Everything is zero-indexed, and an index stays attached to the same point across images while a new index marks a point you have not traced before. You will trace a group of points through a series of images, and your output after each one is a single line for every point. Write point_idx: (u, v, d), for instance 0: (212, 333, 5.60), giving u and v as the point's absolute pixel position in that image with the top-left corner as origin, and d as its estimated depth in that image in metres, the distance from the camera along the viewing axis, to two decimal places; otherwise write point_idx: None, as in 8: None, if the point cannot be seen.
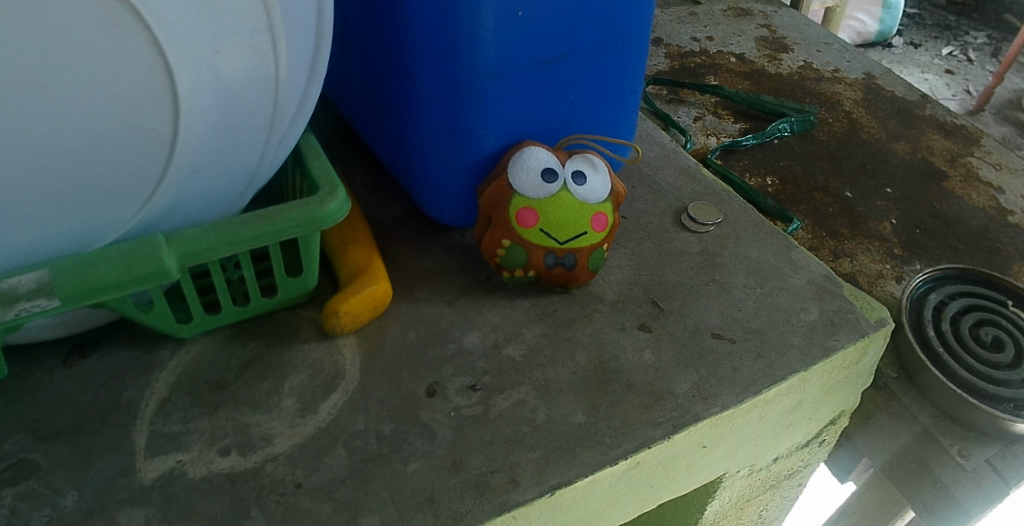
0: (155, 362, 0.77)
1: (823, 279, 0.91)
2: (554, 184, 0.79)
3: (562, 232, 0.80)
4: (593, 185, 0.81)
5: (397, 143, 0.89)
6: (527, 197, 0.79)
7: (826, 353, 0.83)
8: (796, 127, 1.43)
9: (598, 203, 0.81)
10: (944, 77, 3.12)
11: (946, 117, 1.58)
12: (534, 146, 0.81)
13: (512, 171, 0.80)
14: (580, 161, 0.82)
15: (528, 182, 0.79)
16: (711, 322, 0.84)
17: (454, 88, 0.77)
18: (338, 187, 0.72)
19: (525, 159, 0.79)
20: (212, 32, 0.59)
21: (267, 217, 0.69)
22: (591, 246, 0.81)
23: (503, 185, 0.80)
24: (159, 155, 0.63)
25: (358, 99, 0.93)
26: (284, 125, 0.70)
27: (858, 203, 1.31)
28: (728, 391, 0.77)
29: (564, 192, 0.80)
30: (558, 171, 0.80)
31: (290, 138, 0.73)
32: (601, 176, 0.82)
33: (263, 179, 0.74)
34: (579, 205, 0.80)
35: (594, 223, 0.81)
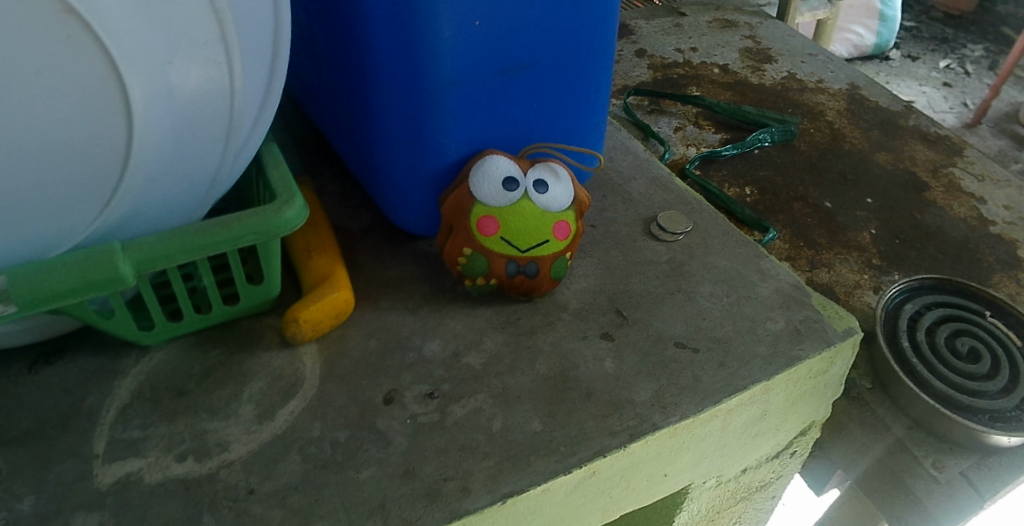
0: (116, 368, 0.77)
1: (791, 288, 0.91)
2: (515, 192, 0.79)
3: (523, 241, 0.80)
4: (555, 193, 0.81)
5: (363, 152, 0.89)
6: (488, 205, 0.79)
7: (791, 362, 0.83)
8: (777, 138, 1.43)
9: (560, 211, 0.81)
10: (942, 89, 3.11)
11: (930, 127, 1.58)
12: (496, 155, 0.81)
13: (473, 180, 0.80)
14: (543, 170, 0.82)
15: (489, 190, 0.79)
16: (674, 331, 0.83)
17: (414, 97, 0.77)
18: (295, 195, 0.72)
19: (486, 167, 0.80)
20: (164, 42, 0.59)
21: (225, 225, 0.69)
22: (553, 254, 0.81)
23: (464, 194, 0.80)
24: (115, 165, 0.63)
25: (327, 108, 0.94)
26: (242, 133, 0.70)
27: (837, 213, 1.31)
28: (688, 400, 0.77)
29: (526, 201, 0.80)
30: (519, 179, 0.80)
31: (250, 147, 0.73)
32: (564, 185, 0.82)
33: (223, 188, 0.74)
34: (541, 213, 0.80)
35: (556, 231, 0.81)
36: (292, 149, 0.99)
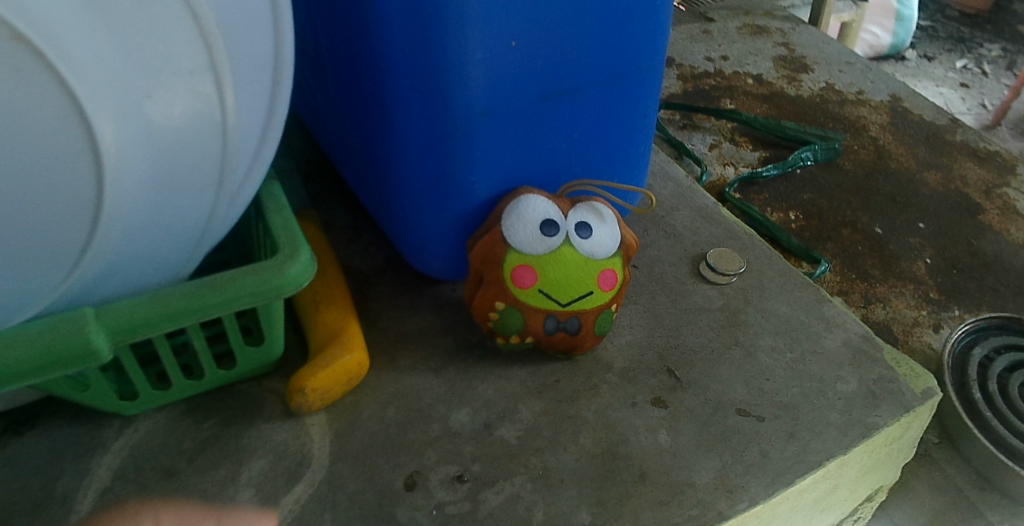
0: (95, 442, 0.66)
1: (860, 340, 0.81)
2: (556, 237, 0.69)
3: (564, 293, 0.69)
4: (600, 238, 0.70)
5: (378, 186, 0.78)
6: (524, 253, 0.69)
7: (867, 432, 0.72)
8: (819, 156, 1.32)
9: (606, 258, 0.71)
10: (960, 91, 2.93)
11: (979, 143, 1.47)
12: (532, 194, 0.70)
13: (506, 224, 0.69)
14: (585, 211, 0.71)
15: (525, 236, 0.69)
16: (735, 396, 0.73)
17: (438, 129, 0.66)
18: (299, 248, 0.61)
19: (521, 209, 0.69)
20: (139, 72, 0.49)
21: (216, 286, 0.59)
22: (597, 307, 0.71)
23: (496, 240, 0.69)
24: (84, 222, 0.52)
25: (336, 134, 0.83)
26: (238, 175, 0.59)
27: (888, 241, 1.20)
28: (756, 482, 0.66)
29: (567, 247, 0.69)
30: (559, 222, 0.69)
31: (247, 189, 0.62)
32: (610, 228, 0.71)
33: (216, 238, 0.63)
34: (584, 261, 0.69)
35: (601, 282, 0.70)
36: (298, 177, 0.89)
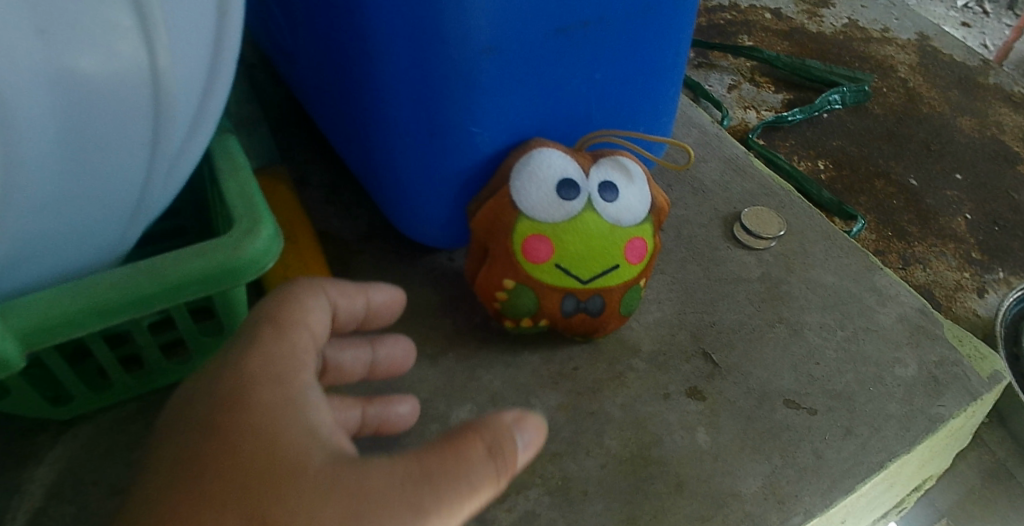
0: (30, 454, 0.56)
1: (917, 315, 0.69)
2: (576, 202, 0.57)
3: (586, 268, 0.58)
4: (628, 200, 0.58)
5: (359, 138, 0.66)
6: (538, 220, 0.57)
7: (932, 426, 0.61)
8: (848, 99, 1.19)
9: (634, 225, 0.59)
10: None
11: (1013, 86, 1.35)
12: (546, 147, 0.58)
13: (517, 185, 0.57)
14: (610, 168, 0.59)
15: (539, 200, 0.57)
16: (782, 384, 0.62)
17: (432, 71, 0.53)
18: (261, 222, 0.49)
19: (534, 166, 0.57)
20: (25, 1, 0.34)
21: (156, 271, 0.46)
22: (624, 283, 0.59)
23: (505, 205, 0.57)
24: None
25: (310, 74, 0.70)
26: (180, 134, 0.46)
27: (925, 194, 1.09)
28: (812, 490, 0.56)
29: (590, 213, 0.57)
30: (579, 182, 0.57)
31: (193, 148, 0.49)
32: (639, 188, 0.59)
33: (157, 209, 0.50)
34: (610, 230, 0.58)
35: (629, 253, 0.59)
36: (267, 126, 0.76)
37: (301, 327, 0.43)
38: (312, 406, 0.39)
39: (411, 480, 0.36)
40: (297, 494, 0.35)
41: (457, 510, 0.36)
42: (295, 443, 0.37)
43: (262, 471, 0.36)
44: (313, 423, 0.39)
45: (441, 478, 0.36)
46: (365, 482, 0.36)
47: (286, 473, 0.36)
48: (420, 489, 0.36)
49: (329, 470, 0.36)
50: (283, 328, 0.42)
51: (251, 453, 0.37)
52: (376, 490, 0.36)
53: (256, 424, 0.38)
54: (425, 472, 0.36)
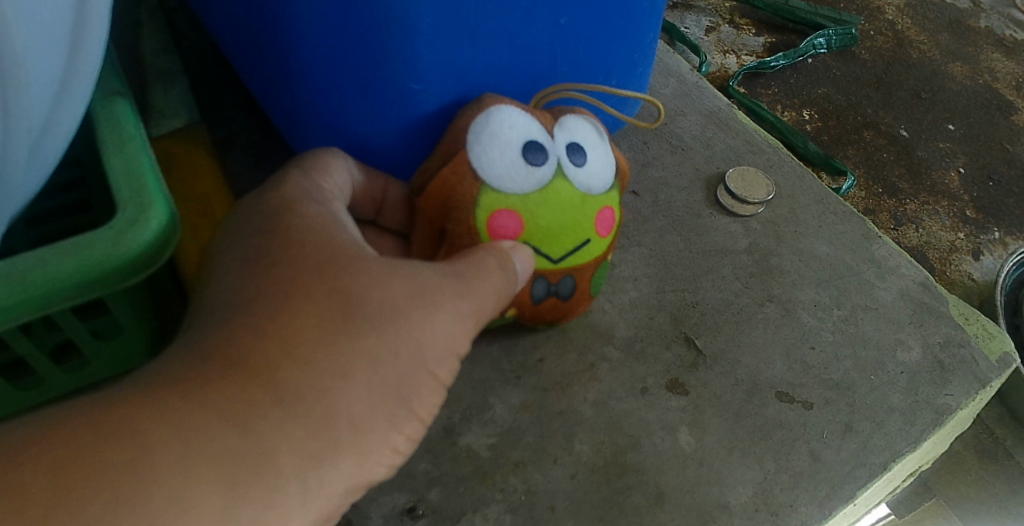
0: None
1: (920, 289, 0.63)
2: (545, 167, 0.48)
3: (557, 245, 0.49)
4: (595, 163, 0.50)
5: (287, 92, 0.56)
6: (503, 190, 0.47)
7: (939, 419, 0.56)
8: (834, 43, 1.10)
9: (604, 192, 0.51)
10: None
11: (1005, 30, 1.27)
12: (502, 106, 0.49)
13: (475, 151, 0.47)
14: (575, 127, 0.50)
15: (504, 166, 0.47)
16: (774, 374, 0.55)
17: (362, 15, 0.44)
18: (149, 208, 0.40)
19: (494, 129, 0.48)
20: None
21: (17, 279, 0.37)
22: (595, 260, 0.52)
23: (463, 175, 0.47)
24: None
25: (228, 17, 0.60)
26: (38, 99, 0.36)
27: (916, 146, 1.02)
28: (808, 499, 0.50)
29: (561, 179, 0.48)
30: (546, 144, 0.48)
31: (63, 117, 0.39)
32: (603, 149, 0.52)
33: (24, 195, 0.40)
34: (583, 199, 0.49)
35: (600, 225, 0.50)
36: (182, 79, 0.66)
37: (327, 176, 0.45)
38: (344, 225, 0.41)
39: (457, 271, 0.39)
40: (370, 284, 0.37)
41: (484, 290, 0.40)
42: (355, 248, 0.38)
43: (333, 260, 0.37)
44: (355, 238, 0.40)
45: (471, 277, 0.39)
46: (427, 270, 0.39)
47: (360, 264, 0.37)
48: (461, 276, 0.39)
49: (395, 263, 0.38)
50: (320, 172, 0.44)
51: (318, 253, 0.37)
52: (440, 278, 0.38)
53: (315, 228, 0.39)
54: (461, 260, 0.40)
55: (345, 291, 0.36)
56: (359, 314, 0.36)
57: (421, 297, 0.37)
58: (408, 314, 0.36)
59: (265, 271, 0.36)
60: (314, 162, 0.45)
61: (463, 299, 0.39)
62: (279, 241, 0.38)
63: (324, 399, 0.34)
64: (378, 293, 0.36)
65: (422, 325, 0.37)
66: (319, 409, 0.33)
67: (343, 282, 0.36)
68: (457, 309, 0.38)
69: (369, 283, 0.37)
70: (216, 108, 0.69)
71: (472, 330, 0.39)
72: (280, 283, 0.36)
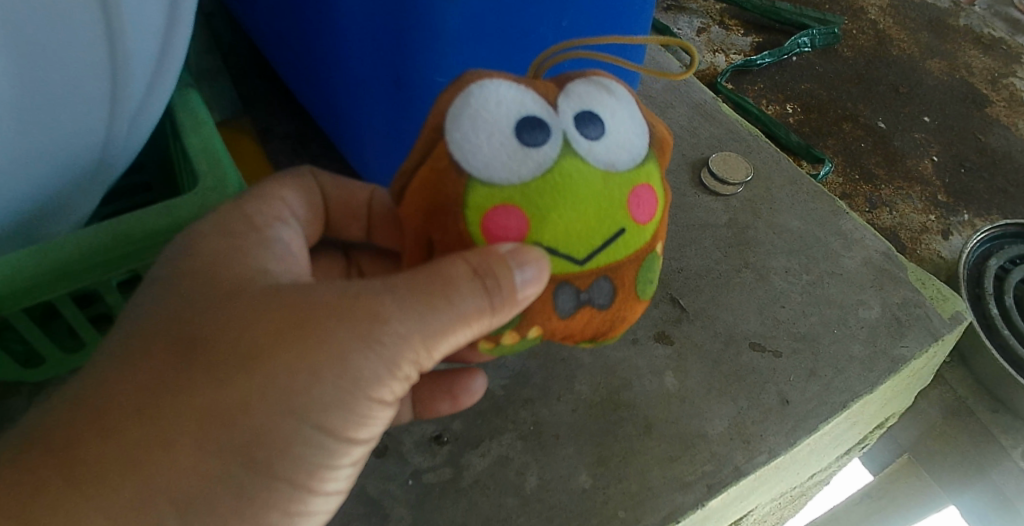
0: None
1: (882, 258, 0.72)
2: (547, 147, 0.38)
3: (582, 244, 0.38)
4: (620, 133, 0.40)
5: (330, 84, 0.67)
6: (501, 180, 0.38)
7: (894, 367, 0.64)
8: (817, 42, 1.19)
9: (636, 167, 0.40)
10: None
11: (983, 28, 1.35)
12: (488, 79, 0.39)
13: (455, 139, 0.38)
14: (583, 92, 0.40)
15: (496, 149, 0.38)
16: (748, 327, 0.64)
17: (398, 18, 0.54)
18: (226, 181, 0.49)
19: (476, 108, 0.38)
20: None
21: (120, 234, 0.46)
22: (635, 256, 0.40)
23: (444, 169, 0.38)
24: None
25: (275, 21, 0.69)
26: (138, 89, 0.45)
27: (892, 136, 1.10)
28: (775, 430, 0.58)
29: (574, 156, 0.38)
30: (547, 117, 0.38)
31: (155, 105, 0.48)
32: (626, 112, 0.41)
33: (118, 170, 0.49)
34: (605, 179, 0.39)
35: (637, 208, 0.39)
36: (227, 78, 0.75)
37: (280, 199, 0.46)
38: (264, 255, 0.42)
39: (351, 301, 0.38)
40: (214, 332, 0.38)
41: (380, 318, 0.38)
42: (244, 283, 0.39)
43: (194, 311, 0.39)
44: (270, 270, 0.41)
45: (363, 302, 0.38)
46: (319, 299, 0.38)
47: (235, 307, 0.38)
48: (343, 306, 0.38)
49: (276, 299, 0.38)
50: (260, 203, 0.45)
51: (201, 297, 0.39)
52: (325, 312, 0.38)
53: (221, 267, 0.41)
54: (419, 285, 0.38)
55: (188, 343, 0.38)
56: (215, 360, 0.37)
57: (288, 338, 0.37)
58: (265, 358, 0.37)
59: (149, 318, 0.39)
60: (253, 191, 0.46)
61: (343, 335, 0.37)
62: (169, 283, 0.40)
63: (127, 470, 0.36)
64: (227, 341, 0.37)
65: (283, 370, 0.37)
66: (120, 480, 0.36)
67: (203, 330, 0.38)
68: (343, 352, 0.37)
69: (234, 329, 0.38)
70: (256, 103, 0.78)
71: (347, 372, 0.38)
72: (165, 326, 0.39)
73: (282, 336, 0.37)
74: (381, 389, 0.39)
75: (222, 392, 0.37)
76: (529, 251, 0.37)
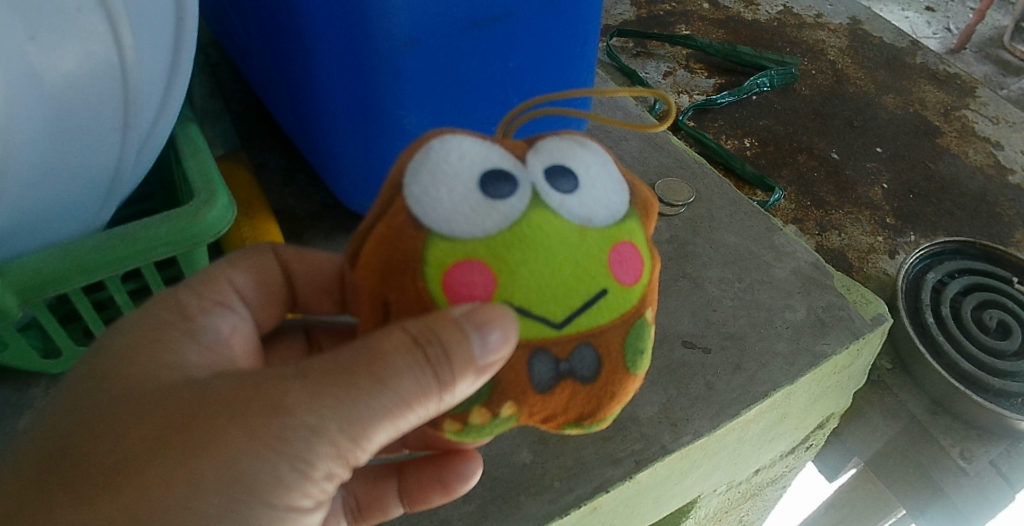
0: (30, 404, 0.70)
1: (810, 268, 0.79)
2: (514, 200, 0.41)
3: (559, 304, 0.41)
4: (594, 189, 0.43)
5: (310, 124, 0.78)
6: (464, 235, 0.41)
7: (815, 361, 0.71)
8: (776, 82, 1.29)
9: (614, 225, 0.43)
10: (924, 13, 2.11)
11: (938, 65, 1.44)
12: (453, 136, 0.43)
13: (415, 192, 0.42)
14: (551, 150, 0.44)
15: (457, 203, 0.41)
16: (681, 328, 0.72)
17: (362, 63, 0.65)
18: (216, 194, 0.62)
19: (434, 162, 0.42)
20: (21, 14, 0.48)
21: (127, 237, 0.59)
22: (619, 319, 0.43)
23: (402, 224, 0.42)
24: (14, 180, 0.53)
25: (267, 70, 0.80)
26: (150, 120, 0.61)
27: (845, 166, 1.18)
28: (701, 414, 0.66)
29: (543, 210, 0.41)
30: (514, 171, 0.42)
31: (160, 130, 0.63)
32: (598, 169, 0.44)
33: (131, 184, 0.63)
34: (578, 234, 0.42)
35: (617, 267, 0.42)
36: (227, 120, 0.85)
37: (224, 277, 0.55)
38: (185, 346, 0.48)
39: (241, 404, 0.43)
40: (107, 445, 0.43)
41: (258, 431, 0.42)
42: (146, 382, 0.45)
43: (94, 420, 0.44)
44: (187, 362, 0.47)
45: (250, 412, 0.42)
46: (207, 401, 0.43)
47: (131, 412, 0.44)
48: (225, 417, 0.42)
49: (166, 402, 0.44)
50: (204, 288, 0.53)
51: (98, 406, 0.45)
52: (209, 417, 0.43)
53: (130, 365, 0.46)
54: (323, 379, 0.43)
55: (78, 455, 0.43)
56: (90, 476, 0.42)
57: (174, 446, 0.42)
58: (140, 471, 0.42)
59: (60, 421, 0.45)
60: (198, 279, 0.53)
61: (219, 448, 0.42)
62: (82, 383, 0.47)
63: None
64: (117, 451, 0.43)
65: (159, 484, 0.42)
66: None
67: (93, 443, 0.43)
68: (235, 458, 0.42)
69: (123, 438, 0.43)
70: (254, 143, 0.89)
71: (230, 482, 0.43)
72: (59, 435, 0.44)
73: (164, 446, 0.42)
74: (277, 492, 0.44)
75: (95, 510, 0.42)
76: (490, 309, 0.40)
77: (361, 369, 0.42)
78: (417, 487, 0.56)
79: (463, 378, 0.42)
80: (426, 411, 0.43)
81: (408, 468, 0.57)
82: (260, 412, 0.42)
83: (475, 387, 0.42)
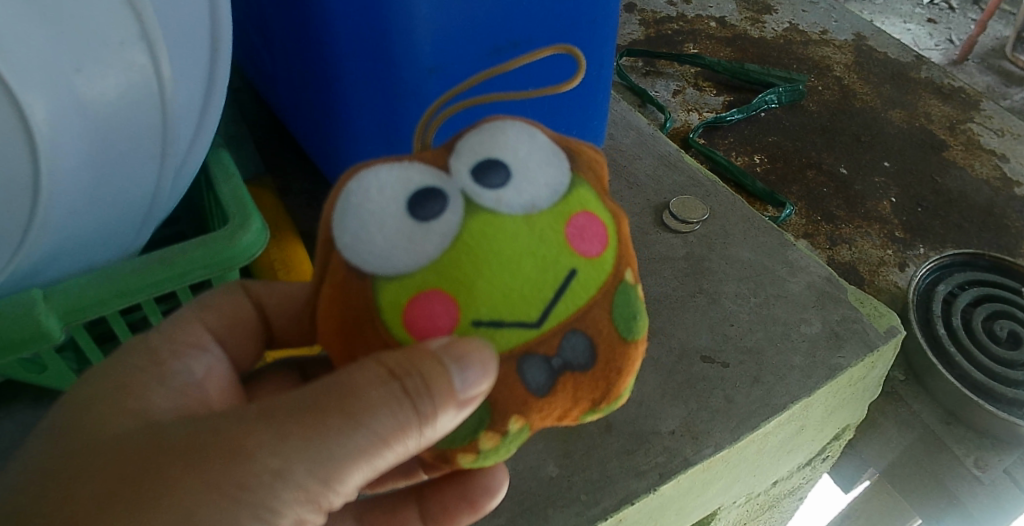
0: None
1: (824, 282, 0.81)
2: (450, 216, 0.43)
3: (529, 304, 0.43)
4: (529, 171, 0.44)
5: (334, 148, 0.80)
6: (410, 267, 0.43)
7: (832, 373, 0.72)
8: (783, 98, 1.31)
9: (563, 199, 0.44)
10: (927, 26, 2.13)
11: (943, 78, 1.46)
12: (363, 171, 0.44)
13: (346, 241, 0.43)
14: (468, 149, 0.44)
15: (392, 237, 0.42)
16: (700, 343, 0.74)
17: (389, 89, 0.67)
18: (250, 217, 0.64)
19: (357, 205, 0.43)
20: (68, 49, 0.50)
21: (164, 262, 0.61)
22: (597, 294, 0.44)
23: (344, 278, 0.43)
24: (63, 205, 0.55)
25: (292, 97, 0.83)
26: (187, 143, 0.63)
27: (854, 180, 1.20)
28: (722, 427, 0.68)
29: (482, 214, 0.43)
30: (439, 185, 0.43)
31: (195, 154, 0.66)
32: (526, 148, 0.45)
33: (166, 211, 0.66)
34: (530, 226, 0.43)
35: (579, 242, 0.44)
36: (251, 144, 0.88)
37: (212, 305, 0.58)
38: (154, 390, 0.51)
39: (200, 450, 0.44)
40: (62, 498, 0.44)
41: (212, 478, 0.43)
42: (97, 433, 0.47)
43: (57, 473, 0.46)
44: (155, 403, 0.50)
45: (203, 460, 0.44)
46: (164, 446, 0.45)
47: (96, 462, 0.45)
48: (178, 463, 0.44)
49: (125, 449, 0.45)
50: (177, 332, 0.56)
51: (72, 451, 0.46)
52: (165, 465, 0.44)
53: (104, 409, 0.48)
54: (285, 421, 0.44)
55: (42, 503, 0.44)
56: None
57: (126, 495, 0.43)
58: None
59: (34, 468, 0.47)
60: (170, 324, 0.56)
61: (169, 494, 0.43)
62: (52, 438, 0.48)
63: None
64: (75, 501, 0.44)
65: None
66: None
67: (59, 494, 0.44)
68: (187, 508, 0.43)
69: (86, 488, 0.44)
70: (276, 167, 0.91)
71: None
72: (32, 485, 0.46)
73: (117, 495, 0.43)
74: None
75: None
76: (465, 345, 0.41)
77: (329, 409, 0.44)
78: (441, 509, 0.58)
79: (444, 412, 0.43)
80: (406, 446, 0.45)
81: (428, 491, 0.60)
82: (219, 457, 0.44)
83: (457, 418, 0.44)
